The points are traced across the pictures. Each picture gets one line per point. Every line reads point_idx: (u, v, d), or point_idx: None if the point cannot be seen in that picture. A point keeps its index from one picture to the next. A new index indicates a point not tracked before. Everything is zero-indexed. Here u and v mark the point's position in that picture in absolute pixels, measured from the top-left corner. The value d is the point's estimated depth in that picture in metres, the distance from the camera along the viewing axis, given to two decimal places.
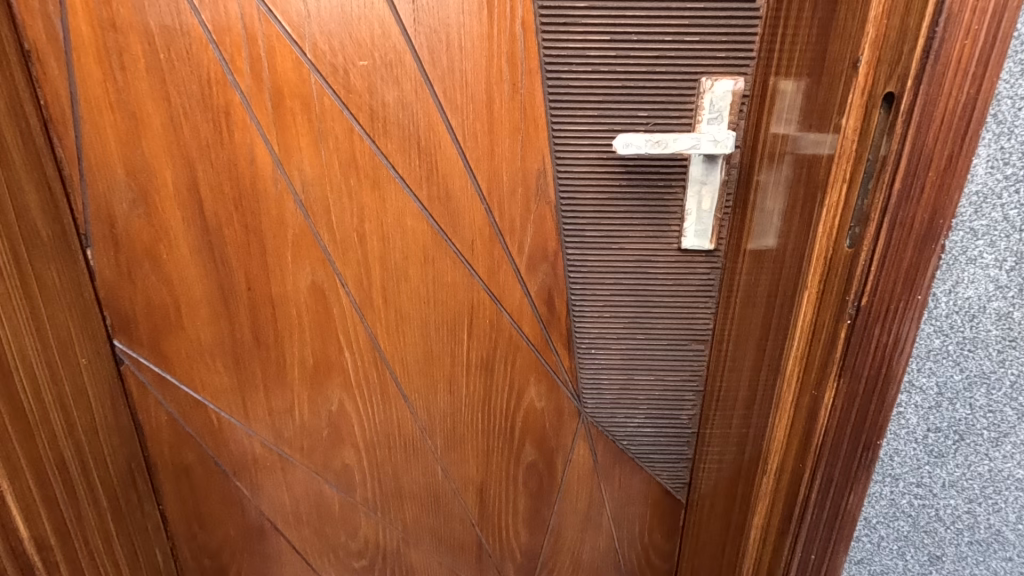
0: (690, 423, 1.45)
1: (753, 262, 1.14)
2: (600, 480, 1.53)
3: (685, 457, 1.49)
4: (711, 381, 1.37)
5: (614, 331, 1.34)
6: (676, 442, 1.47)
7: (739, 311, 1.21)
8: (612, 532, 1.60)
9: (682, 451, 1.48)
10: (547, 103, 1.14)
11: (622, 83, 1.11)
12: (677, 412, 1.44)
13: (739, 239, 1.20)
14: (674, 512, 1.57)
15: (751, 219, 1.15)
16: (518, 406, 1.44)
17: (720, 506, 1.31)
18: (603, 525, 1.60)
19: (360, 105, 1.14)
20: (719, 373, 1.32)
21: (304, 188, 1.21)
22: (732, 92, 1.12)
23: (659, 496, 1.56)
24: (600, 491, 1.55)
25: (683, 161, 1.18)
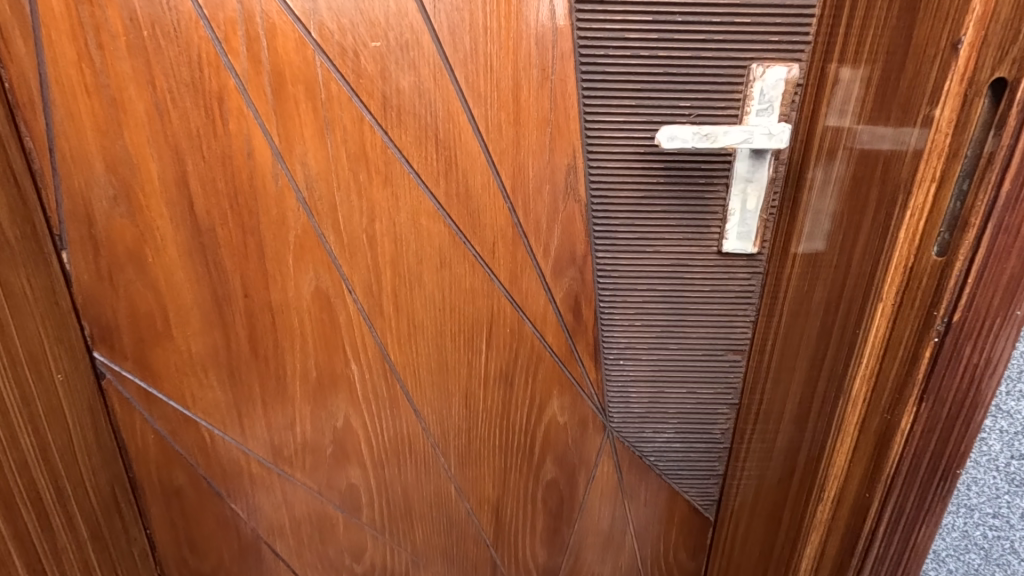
0: (722, 438, 1.36)
1: (805, 268, 1.04)
2: (624, 497, 1.44)
3: (716, 472, 1.40)
4: (749, 395, 1.27)
5: (645, 340, 1.24)
6: (707, 457, 1.38)
7: (786, 320, 1.12)
8: (636, 551, 1.51)
9: (713, 467, 1.39)
10: (580, 91, 1.03)
11: (664, 69, 1.00)
12: (709, 426, 1.34)
13: (786, 242, 1.10)
14: (701, 530, 1.48)
15: (803, 221, 1.05)
16: (539, 421, 1.33)
17: (759, 529, 1.22)
18: (626, 544, 1.50)
19: (372, 92, 1.02)
20: (759, 386, 1.23)
21: (308, 185, 1.08)
22: (785, 80, 1.02)
23: (686, 514, 1.46)
24: (624, 509, 1.45)
25: (727, 156, 1.07)
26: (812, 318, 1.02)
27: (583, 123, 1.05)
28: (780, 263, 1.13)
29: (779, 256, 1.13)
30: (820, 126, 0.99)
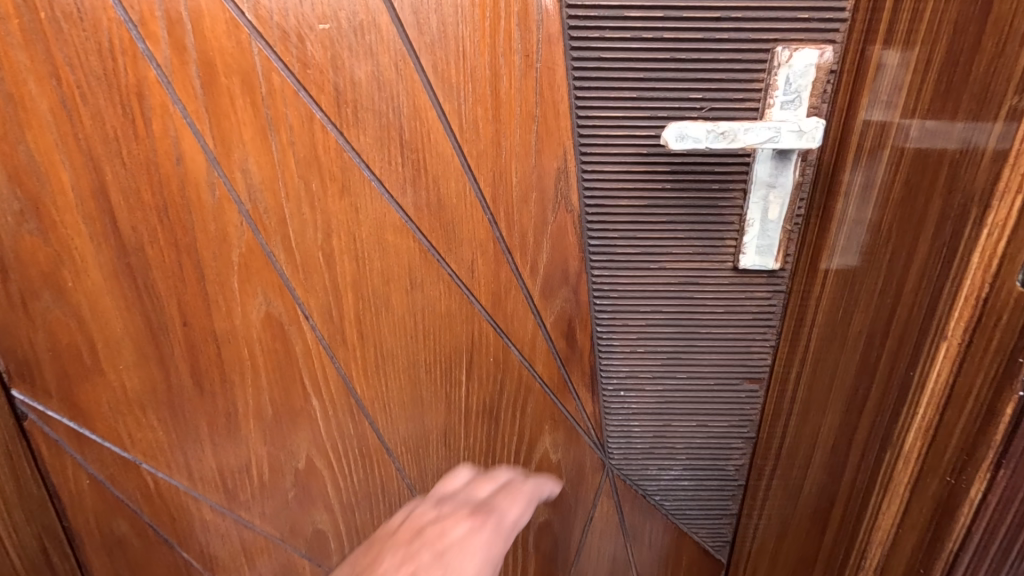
0: (737, 475, 1.20)
1: (839, 288, 0.88)
2: (626, 540, 1.28)
3: (729, 512, 1.24)
4: (770, 428, 1.11)
5: (649, 369, 1.08)
6: (720, 496, 1.22)
7: (815, 348, 0.95)
8: None
9: (726, 506, 1.23)
10: (570, 82, 0.86)
11: (670, 55, 0.83)
12: (722, 462, 1.18)
13: (815, 256, 0.93)
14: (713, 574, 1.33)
15: (836, 234, 0.88)
16: (529, 459, 1.18)
17: None
18: None
19: (322, 84, 0.85)
20: (781, 419, 1.07)
21: (251, 196, 0.92)
22: (817, 66, 0.83)
23: (696, 557, 1.31)
24: (626, 552, 1.30)
25: (745, 157, 0.89)
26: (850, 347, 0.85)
27: (575, 119, 0.88)
28: (808, 279, 0.96)
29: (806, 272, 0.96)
30: (859, 121, 0.82)
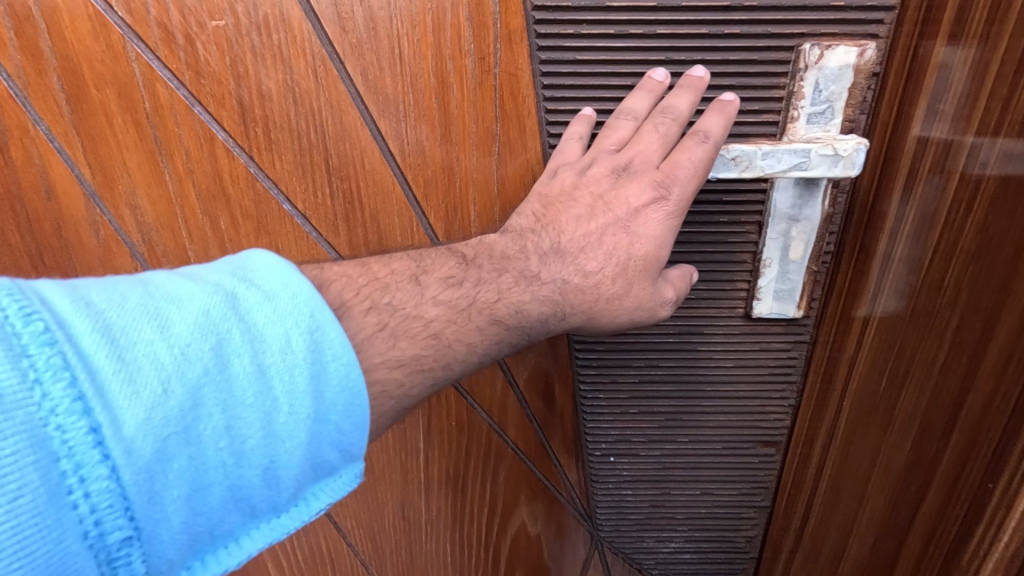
0: (749, 548, 1.02)
1: (881, 346, 0.69)
2: None
3: None
4: (790, 498, 0.93)
5: (643, 432, 0.91)
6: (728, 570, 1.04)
7: (852, 415, 0.77)
8: None
9: None
10: (540, 90, 0.67)
11: (666, 57, 0.65)
12: (731, 535, 1.00)
13: (849, 307, 0.74)
14: None
15: (878, 282, 0.69)
16: (502, 530, 1.00)
17: None
18: None
19: (221, 97, 0.67)
20: (806, 490, 0.89)
21: (145, 237, 0.74)
22: (854, 68, 0.64)
23: None
24: None
25: (761, 184, 0.70)
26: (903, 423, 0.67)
27: (546, 139, 0.70)
28: (838, 333, 0.77)
29: (834, 321, 0.77)
30: (913, 139, 0.62)
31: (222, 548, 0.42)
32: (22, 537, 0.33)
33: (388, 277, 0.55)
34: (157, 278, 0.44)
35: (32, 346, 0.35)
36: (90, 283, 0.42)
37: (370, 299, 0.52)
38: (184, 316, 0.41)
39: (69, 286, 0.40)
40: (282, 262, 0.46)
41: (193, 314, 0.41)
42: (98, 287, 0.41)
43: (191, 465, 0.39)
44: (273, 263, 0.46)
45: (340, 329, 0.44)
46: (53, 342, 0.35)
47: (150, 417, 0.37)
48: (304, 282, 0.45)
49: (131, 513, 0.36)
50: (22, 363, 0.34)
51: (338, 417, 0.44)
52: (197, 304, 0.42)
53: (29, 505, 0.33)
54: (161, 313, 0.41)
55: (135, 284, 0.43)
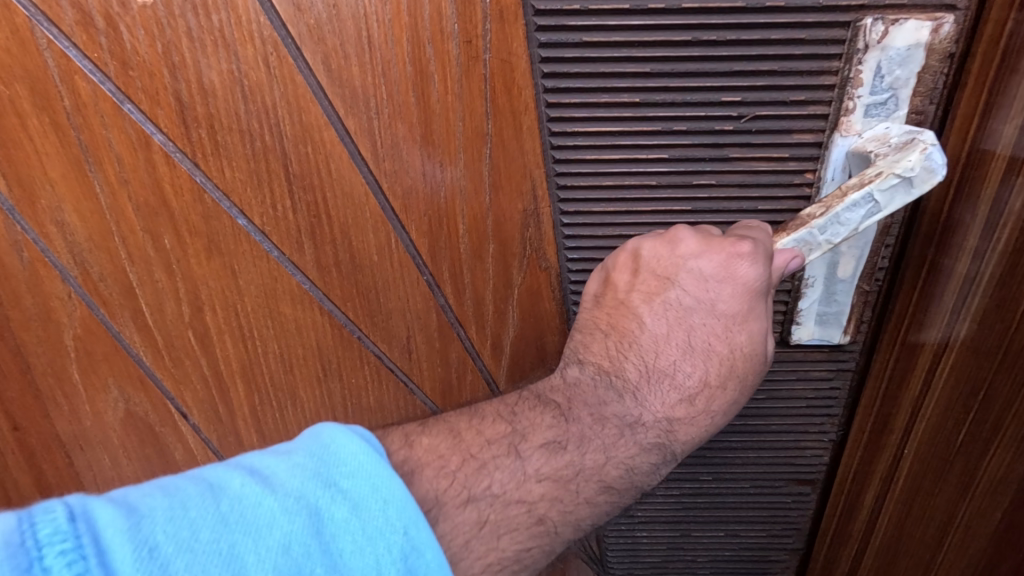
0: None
1: (962, 384, 0.60)
2: None
3: None
4: (827, 540, 0.82)
5: (662, 472, 0.79)
6: None
7: (920, 460, 0.67)
8: None
9: None
10: (539, 81, 0.56)
11: (692, 35, 0.52)
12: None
13: (913, 336, 0.63)
14: None
15: (959, 309, 0.58)
16: None
17: None
18: None
19: (156, 93, 0.55)
20: (857, 538, 0.78)
21: (77, 258, 0.63)
22: (926, 46, 0.50)
23: None
24: None
25: (805, 190, 0.59)
26: (1005, 475, 0.59)
27: (547, 138, 0.58)
28: (898, 367, 0.65)
29: (891, 352, 0.65)
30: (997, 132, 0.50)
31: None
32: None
33: (484, 450, 0.44)
34: (232, 487, 0.36)
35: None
36: (156, 503, 0.34)
37: (468, 487, 0.42)
38: (263, 554, 0.33)
39: (134, 517, 0.33)
40: (369, 453, 0.38)
41: (272, 551, 0.33)
42: (165, 515, 0.34)
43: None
44: (360, 456, 0.38)
45: (438, 547, 0.36)
46: None
47: None
48: (395, 484, 0.37)
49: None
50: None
51: None
52: (275, 537, 0.34)
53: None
54: (237, 554, 0.33)
55: (208, 500, 0.35)
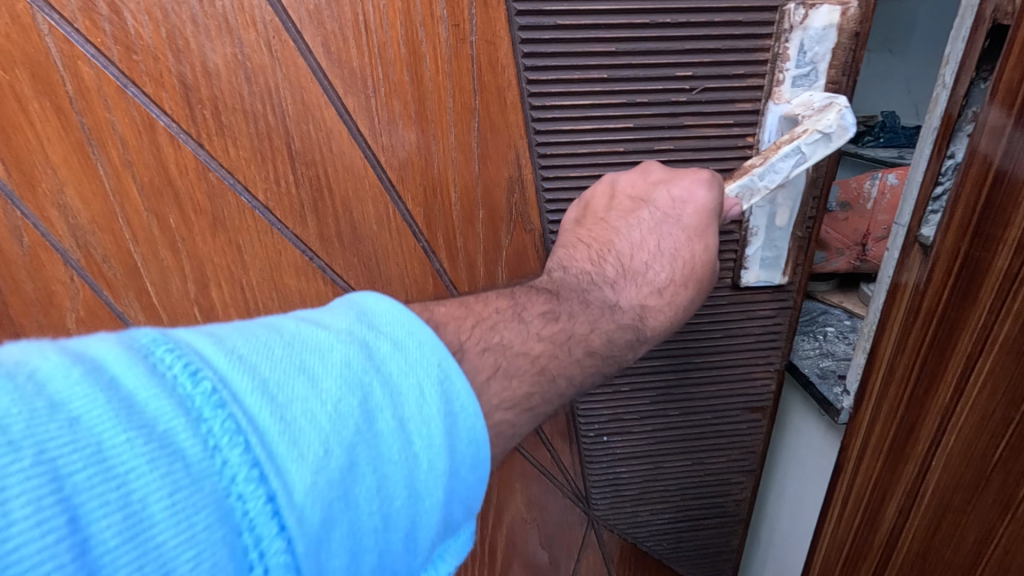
0: (738, 512, 1.01)
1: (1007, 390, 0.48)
2: None
3: (730, 549, 1.05)
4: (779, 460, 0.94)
5: (635, 409, 0.89)
6: (719, 537, 1.04)
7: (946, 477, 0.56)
8: None
9: (726, 544, 1.05)
10: (519, 62, 0.62)
11: (651, 19, 0.61)
12: (721, 501, 1.00)
13: (944, 335, 0.54)
14: None
15: (990, 312, 0.49)
16: (498, 519, 0.99)
17: None
18: None
19: (160, 76, 0.58)
20: (870, 562, 0.68)
21: (81, 241, 0.66)
22: (838, 27, 0.61)
23: None
24: None
25: (747, 151, 0.68)
26: None
27: (528, 112, 0.65)
28: (925, 375, 0.57)
29: (919, 351, 0.57)
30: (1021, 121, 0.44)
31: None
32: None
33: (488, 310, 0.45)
34: (288, 326, 0.34)
35: (190, 412, 0.26)
36: (224, 330, 0.32)
37: (483, 337, 0.43)
38: (329, 366, 0.32)
39: (210, 336, 0.31)
40: (406, 309, 0.37)
41: (334, 366, 0.32)
42: (239, 336, 0.31)
43: (352, 541, 0.30)
44: (394, 310, 0.37)
45: (468, 379, 0.36)
46: (223, 403, 0.27)
47: (318, 481, 0.28)
48: (423, 324, 0.36)
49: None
50: (186, 434, 0.26)
51: (465, 475, 0.35)
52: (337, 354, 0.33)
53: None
54: (307, 367, 0.31)
55: (270, 333, 0.33)
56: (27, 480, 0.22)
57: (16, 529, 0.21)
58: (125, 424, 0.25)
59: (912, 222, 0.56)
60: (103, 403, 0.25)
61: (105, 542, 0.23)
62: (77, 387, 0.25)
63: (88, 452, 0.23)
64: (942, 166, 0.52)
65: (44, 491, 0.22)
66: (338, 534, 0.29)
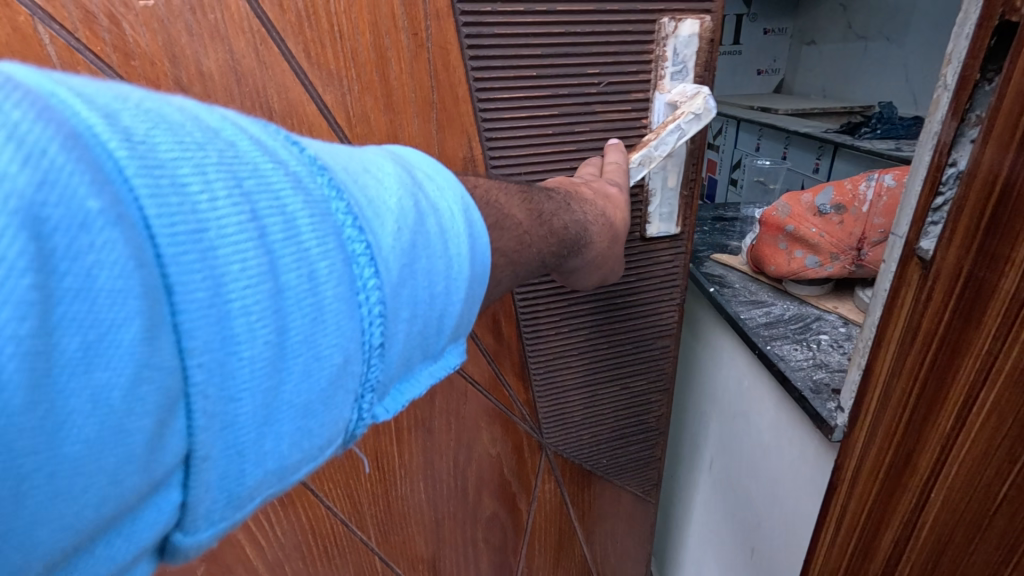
0: (659, 425, 1.25)
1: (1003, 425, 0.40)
2: (570, 511, 1.29)
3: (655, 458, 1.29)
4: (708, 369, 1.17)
5: (574, 345, 1.09)
6: (645, 447, 1.27)
7: (942, 526, 0.47)
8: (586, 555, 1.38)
9: (651, 453, 1.28)
10: (467, 64, 0.77)
11: (565, 29, 0.77)
12: (645, 416, 1.23)
13: (944, 359, 0.44)
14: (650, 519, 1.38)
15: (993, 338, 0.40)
16: (468, 458, 1.15)
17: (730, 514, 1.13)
18: (577, 552, 1.36)
19: (159, 80, 0.67)
20: None
21: None
22: (697, 35, 0.82)
23: (634, 507, 1.35)
24: (571, 522, 1.31)
25: (643, 130, 0.87)
26: None
27: (477, 104, 0.80)
28: (922, 404, 0.47)
29: (915, 380, 0.48)
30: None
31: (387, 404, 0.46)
32: (308, 347, 0.36)
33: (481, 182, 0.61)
34: (345, 150, 0.46)
35: (305, 171, 0.38)
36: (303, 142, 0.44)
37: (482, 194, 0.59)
38: (385, 174, 0.45)
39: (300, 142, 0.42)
40: (428, 160, 0.52)
41: (387, 173, 0.45)
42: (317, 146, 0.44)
43: (410, 296, 0.43)
44: (418, 160, 0.51)
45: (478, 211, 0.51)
46: (324, 174, 0.39)
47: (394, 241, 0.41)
48: (444, 169, 0.52)
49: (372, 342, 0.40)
50: (308, 182, 0.38)
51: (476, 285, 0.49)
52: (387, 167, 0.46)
53: (316, 315, 0.36)
54: (369, 171, 0.44)
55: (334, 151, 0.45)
56: (221, 175, 0.33)
57: (222, 201, 0.32)
58: (271, 165, 0.36)
59: (911, 234, 0.48)
60: (252, 147, 0.36)
61: (272, 233, 0.34)
62: (228, 130, 0.36)
63: (250, 172, 0.34)
64: (941, 175, 0.44)
65: (230, 184, 0.33)
66: (403, 283, 0.42)
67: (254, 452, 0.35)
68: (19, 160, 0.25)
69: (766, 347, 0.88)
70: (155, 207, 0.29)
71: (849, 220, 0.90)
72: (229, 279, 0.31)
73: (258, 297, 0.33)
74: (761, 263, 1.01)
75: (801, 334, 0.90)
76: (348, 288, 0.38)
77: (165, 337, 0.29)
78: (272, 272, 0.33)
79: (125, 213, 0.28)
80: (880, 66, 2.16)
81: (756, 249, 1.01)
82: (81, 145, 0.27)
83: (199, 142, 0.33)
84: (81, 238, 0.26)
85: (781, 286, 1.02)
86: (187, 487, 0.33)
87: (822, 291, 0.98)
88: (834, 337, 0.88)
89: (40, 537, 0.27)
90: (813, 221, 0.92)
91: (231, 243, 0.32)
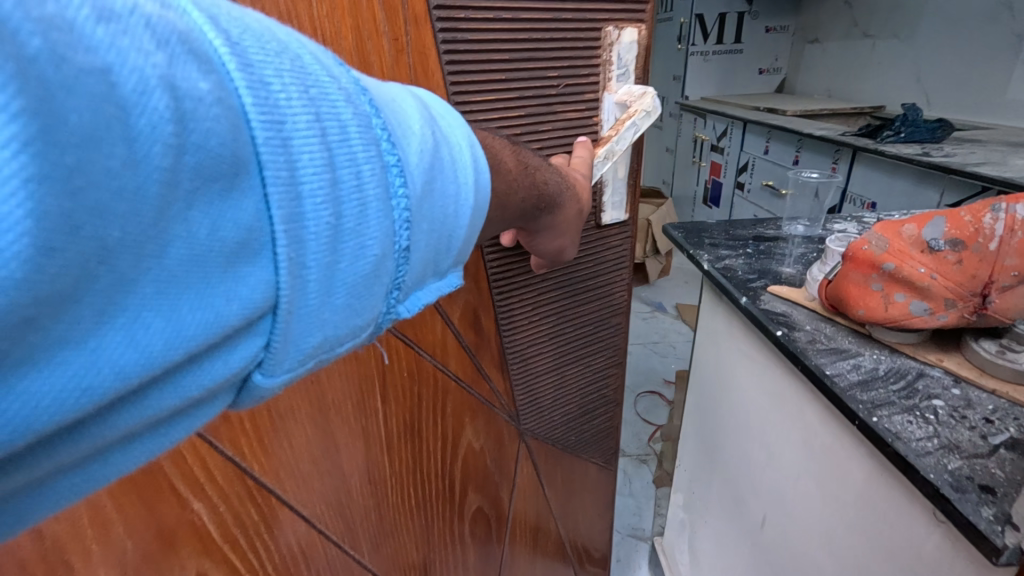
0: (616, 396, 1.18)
1: None
2: (546, 492, 1.18)
3: (612, 429, 1.22)
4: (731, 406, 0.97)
5: (543, 331, 0.98)
6: (603, 425, 1.20)
7: None
8: (562, 533, 1.26)
9: (608, 428, 1.21)
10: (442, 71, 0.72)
11: (530, 32, 0.74)
12: (605, 392, 1.15)
13: None
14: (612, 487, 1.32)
15: None
16: (454, 458, 0.98)
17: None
18: (553, 528, 1.24)
19: None
20: None
21: None
22: (638, 42, 0.82)
23: (601, 478, 1.27)
24: (548, 507, 1.21)
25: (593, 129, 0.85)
26: None
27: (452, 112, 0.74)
28: None
29: None
30: None
31: (414, 301, 0.39)
32: (362, 242, 0.30)
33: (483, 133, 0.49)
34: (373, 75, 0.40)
35: (353, 86, 0.32)
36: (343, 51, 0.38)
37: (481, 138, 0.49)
38: (405, 100, 0.38)
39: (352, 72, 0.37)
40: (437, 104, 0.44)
41: (416, 101, 0.39)
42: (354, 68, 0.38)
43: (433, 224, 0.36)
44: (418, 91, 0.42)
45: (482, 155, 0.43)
46: (370, 92, 0.34)
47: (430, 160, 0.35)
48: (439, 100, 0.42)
49: (416, 246, 0.35)
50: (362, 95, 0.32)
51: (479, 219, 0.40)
52: (417, 98, 0.40)
53: (371, 222, 0.30)
54: (401, 96, 0.38)
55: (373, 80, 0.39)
56: (305, 84, 0.28)
57: (294, 101, 0.27)
58: (339, 76, 0.31)
59: None
60: (310, 51, 0.31)
61: (339, 132, 0.29)
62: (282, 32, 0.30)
63: (315, 79, 0.29)
64: None
65: (297, 84, 0.27)
66: (456, 203, 0.37)
67: (319, 329, 0.30)
68: (160, 47, 0.22)
69: (869, 418, 0.60)
70: (265, 107, 0.25)
71: (970, 261, 0.62)
72: (301, 168, 0.27)
73: (329, 190, 0.28)
74: (842, 304, 0.72)
75: (909, 400, 0.62)
76: (389, 195, 0.32)
77: (245, 205, 0.25)
78: (336, 163, 0.28)
79: (237, 102, 0.24)
80: (887, 65, 1.90)
81: (839, 286, 0.71)
82: (192, 39, 0.24)
83: (287, 50, 0.28)
84: (199, 109, 0.23)
85: (865, 330, 0.73)
86: (270, 336, 0.28)
87: (919, 340, 0.70)
88: (951, 405, 0.61)
89: (136, 340, 0.22)
90: (921, 259, 0.64)
91: (303, 137, 0.27)
